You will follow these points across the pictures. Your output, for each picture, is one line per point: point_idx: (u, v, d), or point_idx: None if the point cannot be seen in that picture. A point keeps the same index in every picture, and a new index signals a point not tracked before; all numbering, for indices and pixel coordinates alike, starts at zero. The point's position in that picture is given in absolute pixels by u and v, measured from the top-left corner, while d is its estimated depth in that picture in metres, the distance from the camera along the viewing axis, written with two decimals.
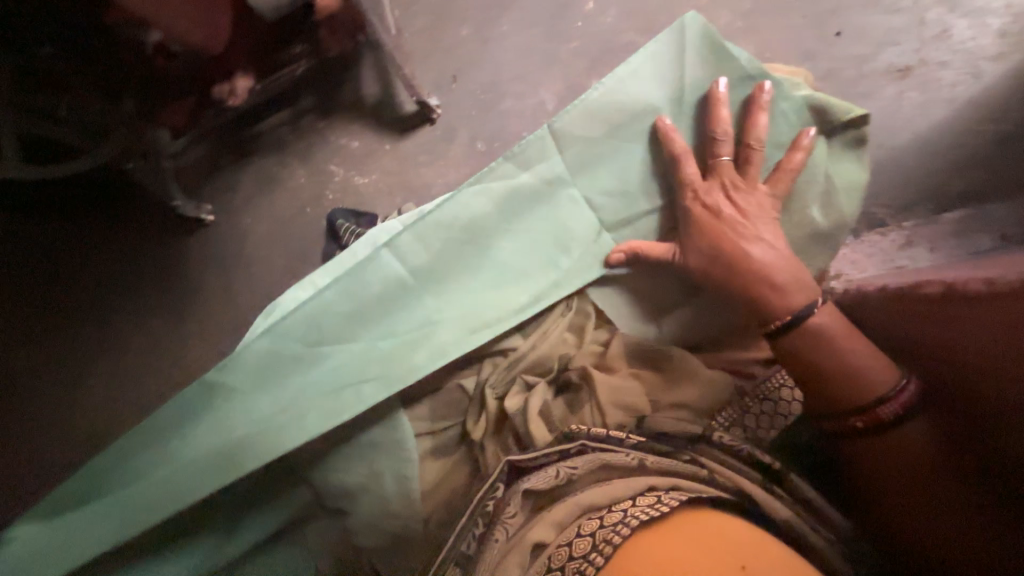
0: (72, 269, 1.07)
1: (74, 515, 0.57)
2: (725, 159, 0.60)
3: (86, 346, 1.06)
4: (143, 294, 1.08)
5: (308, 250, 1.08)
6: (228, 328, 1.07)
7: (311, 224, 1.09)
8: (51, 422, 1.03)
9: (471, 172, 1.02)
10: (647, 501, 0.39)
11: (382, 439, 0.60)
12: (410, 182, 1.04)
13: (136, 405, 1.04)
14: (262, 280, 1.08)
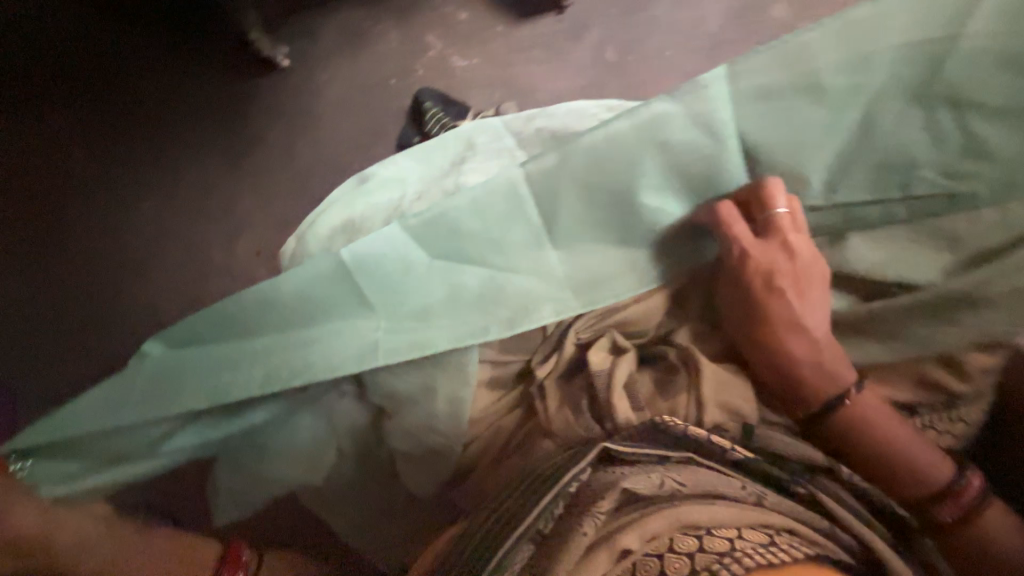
0: (138, 83, 1.01)
1: (104, 402, 0.51)
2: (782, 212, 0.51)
3: (138, 168, 1.00)
4: (209, 128, 1.01)
5: (383, 127, 0.98)
6: (285, 189, 1.01)
7: (391, 98, 0.97)
8: (92, 232, 0.98)
9: (586, 83, 0.87)
10: (757, 539, 0.33)
11: (453, 367, 0.56)
12: (514, 78, 0.89)
13: (177, 244, 0.99)
14: (329, 146, 1.00)
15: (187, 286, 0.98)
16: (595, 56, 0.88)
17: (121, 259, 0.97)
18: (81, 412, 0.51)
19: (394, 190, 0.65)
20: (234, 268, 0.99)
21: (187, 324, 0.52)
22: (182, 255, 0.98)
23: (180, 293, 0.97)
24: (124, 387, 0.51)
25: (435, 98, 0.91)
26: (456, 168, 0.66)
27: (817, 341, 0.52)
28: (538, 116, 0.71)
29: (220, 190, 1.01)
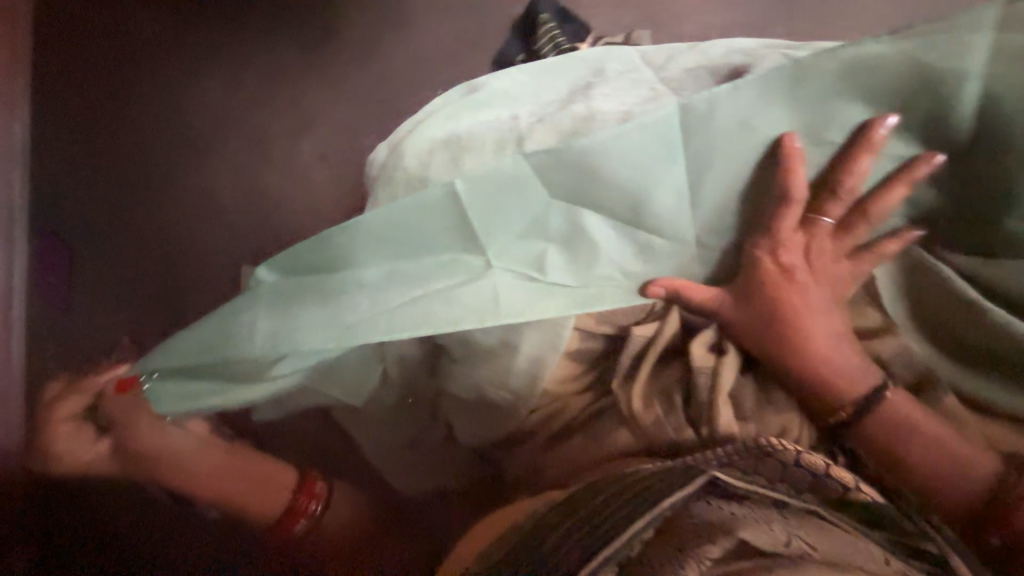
0: None
1: (211, 331, 0.47)
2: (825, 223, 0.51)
3: (208, 41, 0.92)
4: (291, 10, 0.93)
5: (483, 37, 0.90)
6: (364, 90, 0.93)
7: (497, 8, 0.89)
8: (154, 98, 0.90)
9: (726, 23, 0.76)
10: None
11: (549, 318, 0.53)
12: (648, 0, 0.76)
13: (240, 133, 0.92)
14: (417, 49, 0.92)
15: (246, 181, 0.92)
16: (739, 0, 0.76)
17: (180, 133, 0.91)
18: (195, 338, 0.48)
19: (503, 108, 0.58)
20: (297, 166, 0.93)
21: (298, 249, 0.46)
22: (246, 143, 0.92)
23: (239, 184, 0.91)
24: (236, 316, 0.47)
25: (553, 11, 0.78)
26: (581, 94, 0.57)
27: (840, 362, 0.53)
28: (682, 48, 0.59)
29: (294, 80, 0.93)
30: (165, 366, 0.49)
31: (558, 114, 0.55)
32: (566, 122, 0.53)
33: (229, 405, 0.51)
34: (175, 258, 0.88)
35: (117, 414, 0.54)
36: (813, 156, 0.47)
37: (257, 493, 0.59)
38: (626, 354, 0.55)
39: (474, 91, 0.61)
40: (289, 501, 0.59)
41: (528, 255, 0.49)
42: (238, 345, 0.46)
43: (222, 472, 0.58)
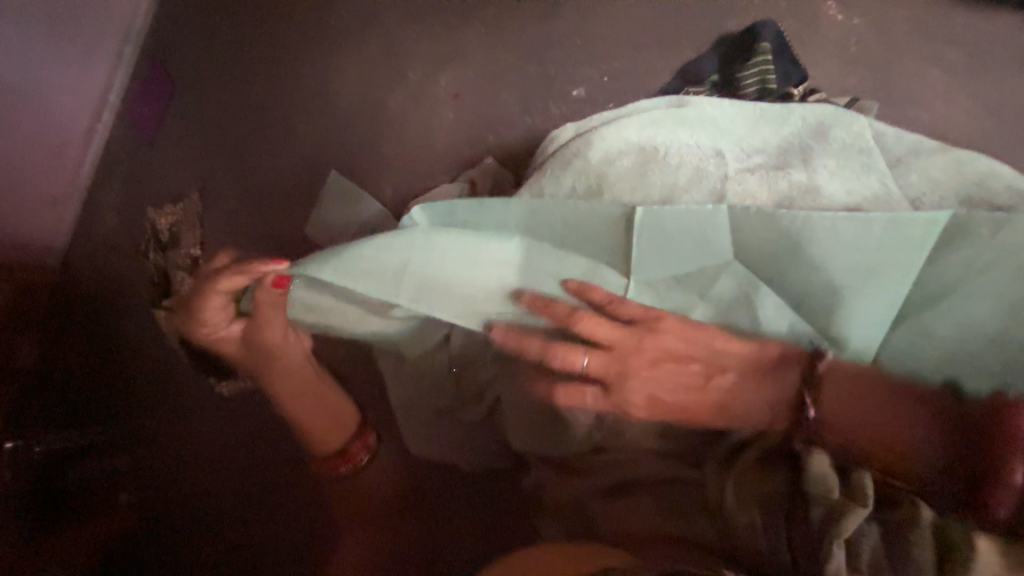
0: None
1: (360, 255, 0.50)
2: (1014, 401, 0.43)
3: None
4: None
5: (674, 45, 0.83)
6: (530, 48, 0.87)
7: (702, 20, 0.82)
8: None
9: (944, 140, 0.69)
10: None
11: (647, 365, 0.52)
12: (868, 85, 0.71)
13: (385, 36, 0.87)
14: (602, 27, 0.85)
15: (369, 89, 0.86)
16: (959, 112, 0.70)
17: (328, 10, 0.87)
18: (330, 256, 0.50)
19: (706, 137, 0.54)
20: (426, 92, 0.87)
21: (456, 203, 0.54)
22: (386, 48, 0.87)
23: (363, 89, 0.86)
24: (377, 251, 0.50)
25: (774, 42, 0.70)
26: (796, 157, 0.52)
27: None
28: (926, 145, 0.53)
29: (462, 8, 0.88)
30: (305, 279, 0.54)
31: (770, 171, 0.51)
32: (781, 184, 0.50)
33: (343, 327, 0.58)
34: (264, 133, 0.83)
35: (261, 305, 0.56)
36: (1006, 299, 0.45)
37: (326, 424, 0.61)
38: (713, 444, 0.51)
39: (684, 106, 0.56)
40: (347, 437, 0.60)
41: (664, 297, 0.51)
42: (374, 284, 0.49)
43: (310, 388, 0.61)
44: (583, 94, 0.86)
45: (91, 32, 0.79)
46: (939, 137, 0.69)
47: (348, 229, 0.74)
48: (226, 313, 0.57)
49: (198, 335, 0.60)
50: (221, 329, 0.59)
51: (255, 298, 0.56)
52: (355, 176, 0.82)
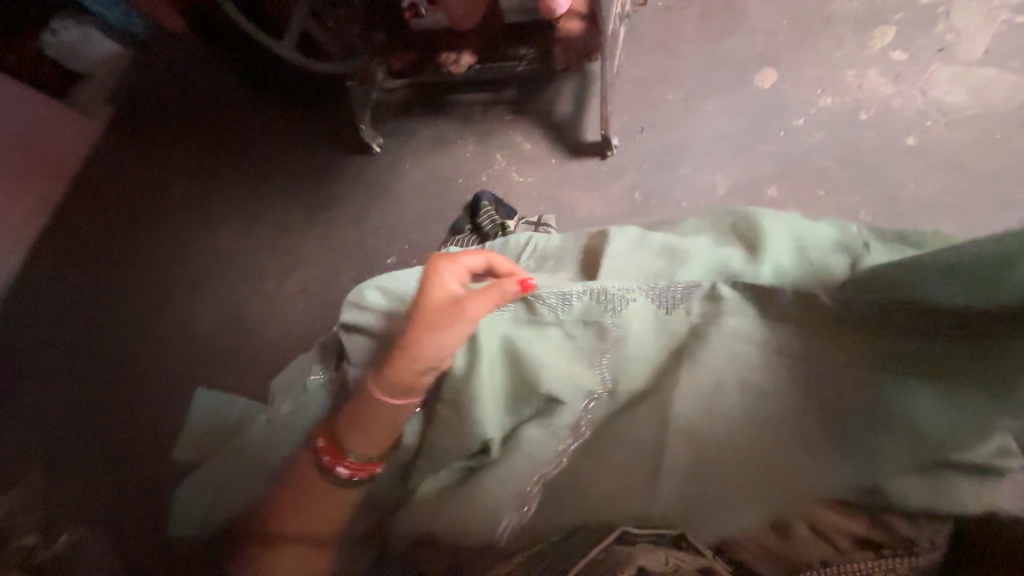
0: (265, 146, 1.43)
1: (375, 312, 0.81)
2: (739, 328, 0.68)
3: (238, 201, 1.39)
4: (300, 188, 1.37)
5: (444, 212, 1.22)
6: (353, 245, 1.28)
7: (457, 193, 1.23)
8: (190, 229, 1.39)
9: (616, 214, 1.04)
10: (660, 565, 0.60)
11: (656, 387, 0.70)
12: (559, 199, 1.10)
13: (244, 266, 1.33)
14: (397, 216, 1.26)
15: (235, 305, 1.29)
16: (612, 198, 1.05)
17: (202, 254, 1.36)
18: (495, 321, 0.75)
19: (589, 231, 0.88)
20: (278, 295, 1.28)
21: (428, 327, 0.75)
22: (247, 274, 1.32)
23: (231, 306, 1.30)
24: (529, 329, 0.74)
25: (491, 199, 1.13)
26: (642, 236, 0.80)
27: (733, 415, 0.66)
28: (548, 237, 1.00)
29: (292, 237, 1.32)
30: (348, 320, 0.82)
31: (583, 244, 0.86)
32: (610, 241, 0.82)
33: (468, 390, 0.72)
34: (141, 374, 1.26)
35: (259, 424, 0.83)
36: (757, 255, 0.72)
37: (369, 442, 0.76)
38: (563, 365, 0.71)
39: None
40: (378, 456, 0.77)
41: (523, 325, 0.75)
42: (518, 360, 0.73)
43: (375, 417, 0.76)
44: (395, 260, 1.24)
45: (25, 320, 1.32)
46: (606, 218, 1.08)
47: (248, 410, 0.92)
48: (455, 287, 0.76)
49: (449, 274, 0.77)
50: (433, 300, 0.74)
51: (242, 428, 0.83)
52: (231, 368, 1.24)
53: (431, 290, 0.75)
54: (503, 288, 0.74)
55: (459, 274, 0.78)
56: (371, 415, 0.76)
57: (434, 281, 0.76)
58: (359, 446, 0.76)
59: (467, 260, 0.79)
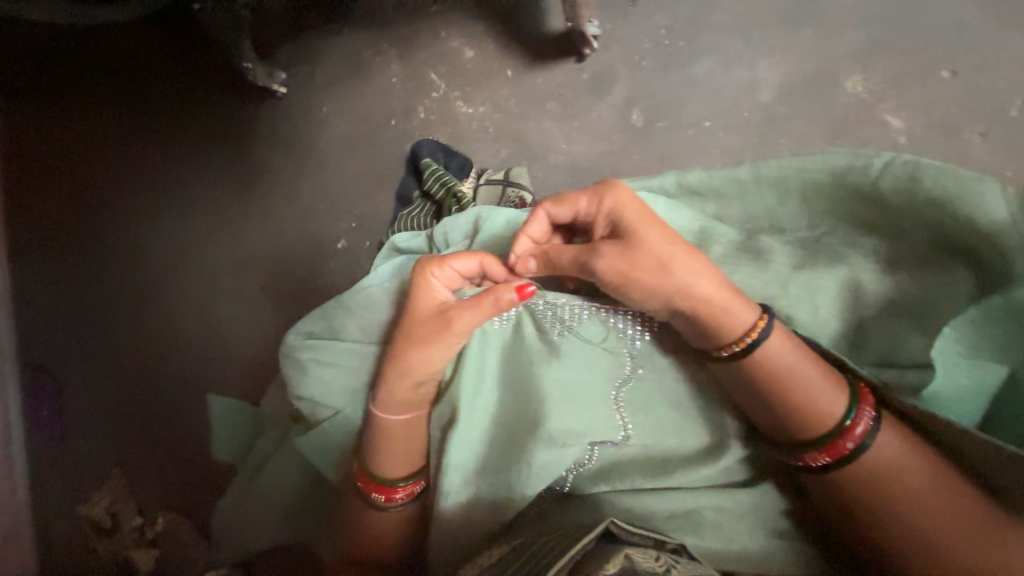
0: (142, 86, 1.05)
1: (342, 339, 0.71)
2: (744, 323, 0.56)
3: (152, 171, 1.06)
4: (216, 149, 1.04)
5: (386, 173, 0.94)
6: (292, 229, 1.02)
7: (394, 142, 0.92)
8: (132, 216, 1.06)
9: (606, 149, 0.76)
10: (643, 555, 0.50)
11: (676, 412, 0.63)
12: (524, 135, 0.79)
13: (195, 264, 1.06)
14: (330, 186, 0.98)
15: (206, 323, 1.06)
16: (597, 127, 0.77)
17: (135, 249, 1.06)
18: (492, 335, 0.67)
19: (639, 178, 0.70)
20: (240, 298, 1.05)
21: None
22: (194, 281, 1.06)
23: (201, 317, 1.05)
24: (536, 342, 0.65)
25: (434, 151, 0.81)
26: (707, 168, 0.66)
27: (775, 356, 0.56)
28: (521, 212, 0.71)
29: (228, 224, 1.05)
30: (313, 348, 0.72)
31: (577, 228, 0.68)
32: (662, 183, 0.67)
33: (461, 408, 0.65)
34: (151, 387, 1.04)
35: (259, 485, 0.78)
36: (827, 185, 0.60)
37: (396, 461, 0.67)
38: (574, 367, 0.64)
39: (398, 254, 0.76)
40: (409, 474, 0.67)
41: (526, 345, 0.66)
42: (524, 380, 0.65)
43: (393, 441, 0.67)
44: (347, 244, 0.99)
45: None
46: (588, 160, 0.76)
47: (234, 497, 0.80)
48: (446, 293, 0.63)
49: (439, 278, 0.63)
50: (419, 310, 0.63)
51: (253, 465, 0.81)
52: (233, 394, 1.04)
53: (419, 296, 0.63)
54: (497, 296, 0.59)
55: (449, 278, 0.63)
56: (376, 437, 0.67)
57: (421, 287, 0.63)
58: (397, 470, 0.67)
59: (457, 264, 0.62)
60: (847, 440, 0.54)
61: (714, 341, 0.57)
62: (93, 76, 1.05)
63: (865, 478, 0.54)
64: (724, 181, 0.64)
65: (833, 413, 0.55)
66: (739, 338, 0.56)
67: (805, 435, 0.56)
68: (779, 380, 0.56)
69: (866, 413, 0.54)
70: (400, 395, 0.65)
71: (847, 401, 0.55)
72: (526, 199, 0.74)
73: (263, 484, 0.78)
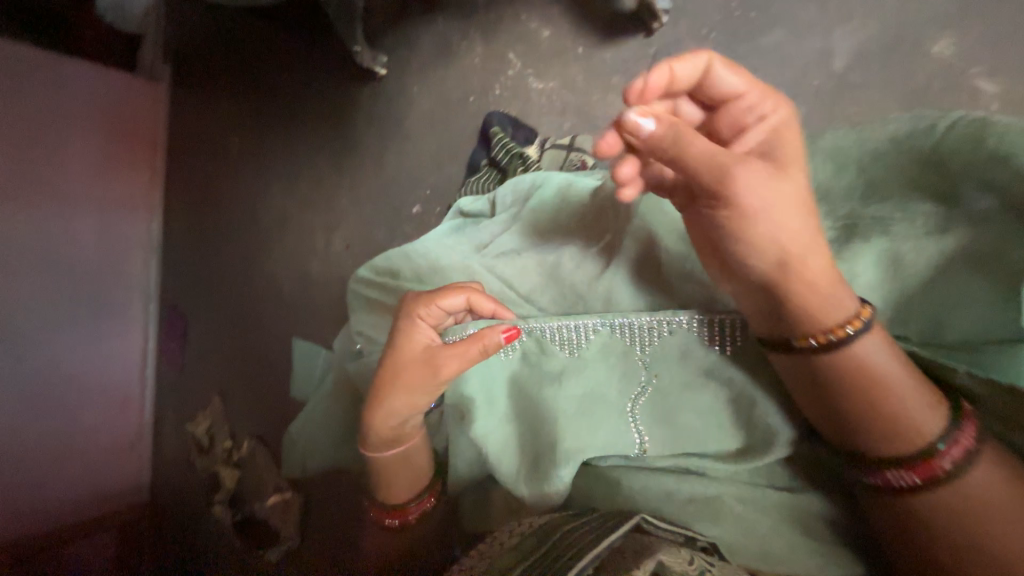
0: (269, 71, 1.26)
1: (394, 274, 0.71)
2: (843, 314, 0.46)
3: (272, 142, 1.26)
4: (320, 124, 1.21)
5: (460, 146, 1.04)
6: (376, 192, 1.15)
7: (471, 116, 1.02)
8: (254, 183, 1.27)
9: None
10: (679, 557, 0.42)
11: (697, 417, 0.55)
12: (588, 109, 0.85)
13: (296, 221, 1.23)
14: (411, 158, 1.09)
15: (301, 273, 1.22)
16: None
17: (253, 209, 1.26)
18: (495, 366, 0.62)
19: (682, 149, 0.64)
20: (330, 254, 1.20)
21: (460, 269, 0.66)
22: (295, 240, 1.23)
23: (296, 268, 1.22)
24: (541, 370, 0.60)
25: (503, 122, 0.89)
26: None
27: (872, 356, 0.45)
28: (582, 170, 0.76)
29: (326, 189, 1.21)
30: (373, 276, 0.72)
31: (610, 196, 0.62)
32: None
33: (477, 441, 0.61)
34: (251, 325, 1.24)
35: (323, 411, 0.89)
36: (904, 154, 0.53)
37: (403, 481, 0.65)
38: (581, 389, 0.58)
39: (462, 217, 0.82)
40: (415, 494, 0.65)
41: (532, 372, 0.61)
42: (530, 409, 0.60)
43: (397, 467, 0.64)
44: (421, 210, 1.09)
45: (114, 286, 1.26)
46: None
47: (304, 420, 0.91)
48: (433, 335, 0.59)
49: (425, 318, 0.59)
50: (402, 355, 0.59)
51: (318, 401, 0.91)
52: (316, 336, 1.19)
53: (403, 339, 0.59)
54: (485, 341, 0.55)
55: (436, 316, 0.59)
56: (381, 467, 0.64)
57: (406, 329, 0.59)
58: (399, 492, 0.65)
59: (442, 302, 0.59)
60: (947, 455, 0.43)
61: (798, 326, 0.48)
62: (236, 63, 1.29)
63: (960, 525, 0.43)
64: (781, 154, 0.61)
65: (931, 425, 0.44)
66: (838, 326, 0.46)
67: (895, 445, 0.45)
68: (874, 380, 0.45)
69: (966, 434, 0.43)
70: (398, 432, 0.62)
71: (948, 415, 0.44)
72: (587, 160, 0.80)
73: (324, 411, 0.88)
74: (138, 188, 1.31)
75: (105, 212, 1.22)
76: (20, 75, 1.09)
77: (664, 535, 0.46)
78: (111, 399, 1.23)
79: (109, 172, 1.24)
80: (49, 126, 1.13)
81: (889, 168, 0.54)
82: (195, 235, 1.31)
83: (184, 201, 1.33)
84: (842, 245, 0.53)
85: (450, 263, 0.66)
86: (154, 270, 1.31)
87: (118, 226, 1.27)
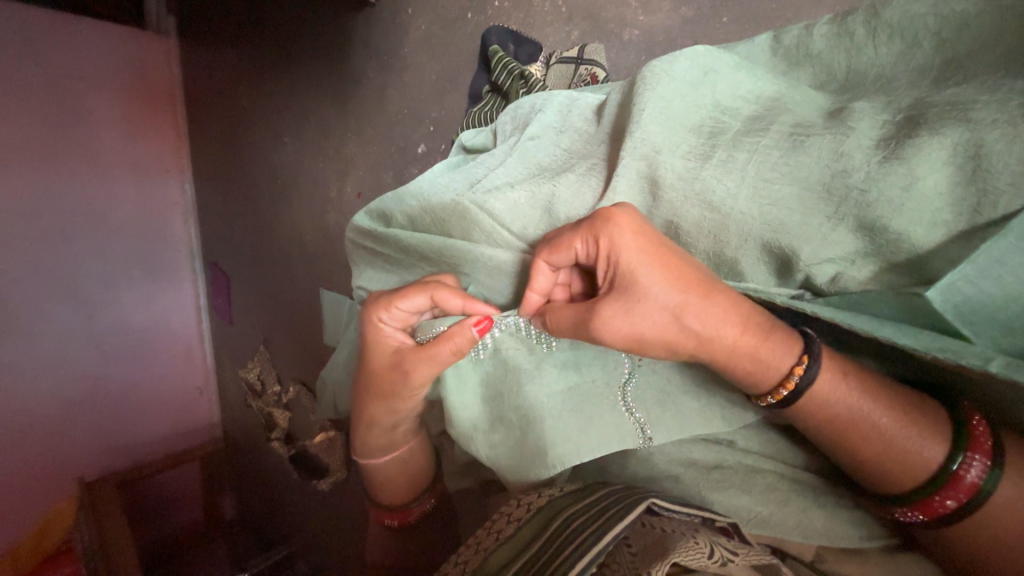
0: (259, 8, 1.18)
1: (390, 227, 0.65)
2: (778, 371, 0.36)
3: (273, 88, 1.21)
4: (316, 62, 1.13)
5: (462, 73, 0.94)
6: (381, 131, 1.07)
7: (471, 37, 0.92)
8: (265, 135, 1.24)
9: (691, 12, 0.67)
10: (702, 548, 0.33)
11: (697, 401, 0.44)
12: (598, 11, 0.73)
13: (305, 169, 1.19)
14: (413, 89, 1.01)
15: (317, 225, 1.18)
16: None
17: (269, 163, 1.24)
18: (468, 368, 0.54)
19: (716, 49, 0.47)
20: (343, 204, 1.14)
21: (449, 213, 0.57)
22: (310, 190, 1.19)
23: (312, 220, 1.19)
24: (518, 361, 0.50)
25: (503, 39, 0.78)
26: None
27: (835, 402, 0.35)
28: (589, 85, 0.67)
29: (335, 133, 1.14)
30: (365, 228, 0.67)
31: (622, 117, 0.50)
32: (759, 50, 0.43)
33: (460, 437, 0.53)
34: (277, 279, 1.26)
35: (345, 365, 0.90)
36: None
37: (398, 487, 0.62)
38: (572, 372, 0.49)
39: (464, 153, 0.74)
40: (415, 496, 0.63)
41: (511, 364, 0.51)
42: (511, 407, 0.50)
43: (393, 470, 0.62)
44: (426, 149, 1.01)
45: (160, 249, 1.31)
46: (669, 32, 0.68)
47: (329, 372, 0.93)
48: (403, 338, 0.55)
49: (388, 322, 0.54)
50: (376, 359, 0.55)
51: (338, 357, 0.90)
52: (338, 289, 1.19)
53: (373, 347, 0.55)
54: (456, 340, 0.48)
55: (400, 319, 0.54)
56: (375, 470, 0.62)
57: (373, 338, 0.55)
58: (397, 494, 0.63)
59: (404, 304, 0.53)
60: (946, 495, 0.32)
61: (747, 389, 0.38)
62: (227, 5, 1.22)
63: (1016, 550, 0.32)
64: (827, 41, 0.40)
65: (924, 458, 0.33)
66: (774, 390, 0.36)
67: (913, 503, 0.34)
68: (835, 433, 0.36)
69: (976, 463, 0.32)
70: (389, 423, 0.58)
71: (947, 445, 0.33)
72: (598, 74, 0.69)
73: (348, 364, 0.89)
74: (165, 151, 1.32)
75: (138, 177, 1.25)
76: (40, 45, 1.10)
77: (683, 517, 0.37)
78: (174, 352, 1.34)
79: (136, 138, 1.25)
80: (74, 94, 1.15)
81: (987, 34, 0.33)
82: (218, 194, 1.32)
83: (203, 160, 1.33)
84: (898, 144, 0.33)
85: (440, 204, 0.58)
86: (193, 231, 1.36)
87: (152, 187, 1.29)
